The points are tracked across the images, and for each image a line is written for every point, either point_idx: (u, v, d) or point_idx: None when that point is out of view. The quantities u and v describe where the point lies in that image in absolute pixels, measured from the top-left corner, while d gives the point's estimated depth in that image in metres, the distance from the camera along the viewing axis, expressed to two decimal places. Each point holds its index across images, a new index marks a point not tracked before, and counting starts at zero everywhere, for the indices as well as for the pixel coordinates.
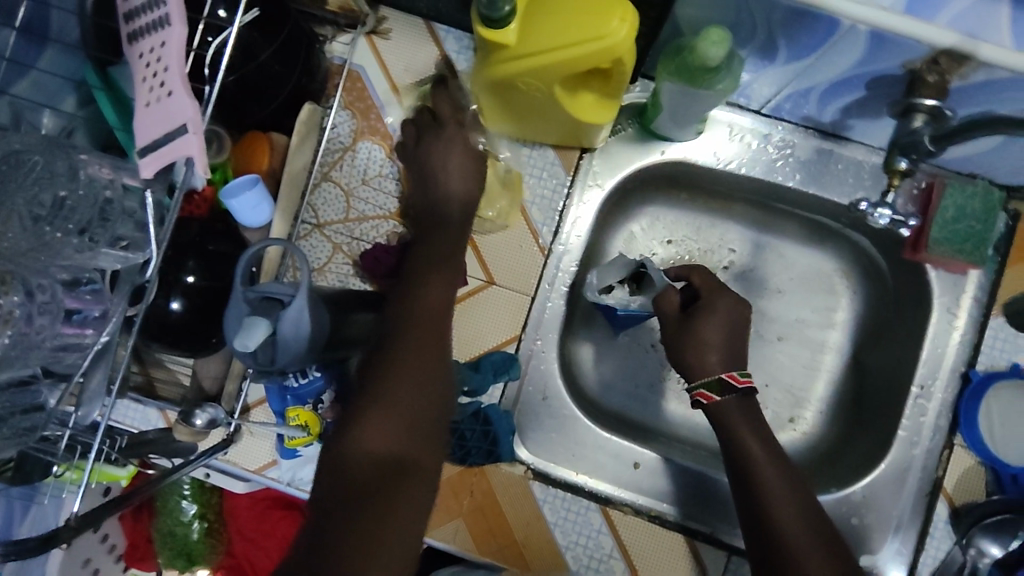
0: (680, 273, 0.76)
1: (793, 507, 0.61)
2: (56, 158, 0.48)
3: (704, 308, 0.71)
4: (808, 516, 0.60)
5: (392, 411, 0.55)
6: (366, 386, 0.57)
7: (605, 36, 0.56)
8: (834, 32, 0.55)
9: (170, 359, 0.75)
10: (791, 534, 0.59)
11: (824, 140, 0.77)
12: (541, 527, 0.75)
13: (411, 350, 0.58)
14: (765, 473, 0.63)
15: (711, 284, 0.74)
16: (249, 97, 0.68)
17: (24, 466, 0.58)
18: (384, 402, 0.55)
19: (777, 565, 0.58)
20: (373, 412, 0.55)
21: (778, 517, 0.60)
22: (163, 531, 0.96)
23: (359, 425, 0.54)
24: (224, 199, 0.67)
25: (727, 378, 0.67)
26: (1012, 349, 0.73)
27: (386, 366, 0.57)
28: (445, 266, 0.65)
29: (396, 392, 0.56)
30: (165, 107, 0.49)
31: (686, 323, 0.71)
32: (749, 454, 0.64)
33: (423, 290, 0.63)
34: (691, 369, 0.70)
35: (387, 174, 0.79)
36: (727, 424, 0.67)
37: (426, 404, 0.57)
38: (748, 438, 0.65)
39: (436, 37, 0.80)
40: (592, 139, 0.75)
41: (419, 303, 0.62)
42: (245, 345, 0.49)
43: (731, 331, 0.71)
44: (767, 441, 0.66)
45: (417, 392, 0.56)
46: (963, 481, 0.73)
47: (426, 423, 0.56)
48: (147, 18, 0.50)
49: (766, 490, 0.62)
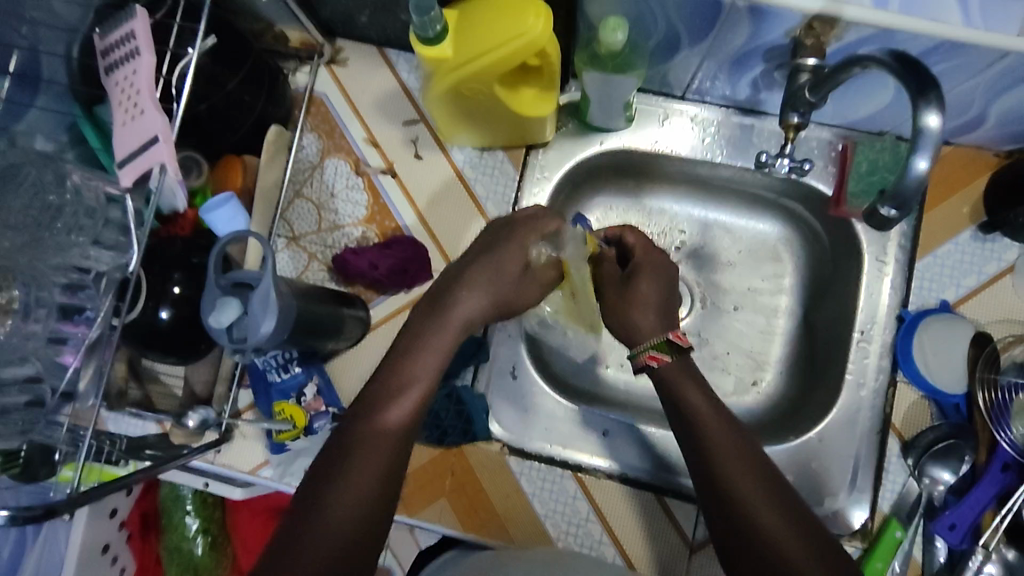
0: (612, 234, 0.79)
1: (747, 461, 0.59)
2: (46, 170, 0.57)
3: (639, 268, 0.75)
4: (761, 470, 0.59)
5: (348, 513, 0.53)
6: (322, 481, 0.54)
7: (523, 32, 0.62)
8: (720, 11, 0.63)
9: (167, 374, 0.81)
10: (744, 489, 0.57)
11: (745, 117, 0.85)
12: (520, 499, 0.79)
13: (377, 459, 0.55)
14: (711, 425, 0.62)
15: (645, 243, 0.77)
16: (221, 125, 0.76)
17: (33, 462, 0.58)
18: (340, 507, 0.53)
19: (734, 526, 0.56)
20: (328, 516, 0.52)
21: (729, 475, 0.58)
22: (170, 547, 1.01)
23: (313, 528, 0.52)
24: (204, 216, 0.73)
25: (674, 337, 0.69)
26: (939, 287, 0.80)
27: (349, 467, 0.55)
28: (430, 368, 0.61)
29: (354, 497, 0.53)
30: (139, 124, 0.59)
31: (627, 287, 0.74)
32: (693, 410, 0.63)
33: (400, 399, 0.59)
34: (637, 337, 0.71)
35: (353, 186, 0.86)
36: (673, 384, 0.66)
37: (381, 507, 0.55)
38: (691, 395, 0.64)
39: (388, 60, 0.88)
40: (537, 134, 0.82)
41: (393, 407, 0.58)
42: (219, 322, 0.58)
43: (667, 288, 0.75)
44: (713, 399, 0.65)
45: (374, 497, 0.54)
46: (909, 414, 0.78)
47: (377, 524, 0.54)
48: (121, 53, 0.60)
49: (715, 444, 0.60)
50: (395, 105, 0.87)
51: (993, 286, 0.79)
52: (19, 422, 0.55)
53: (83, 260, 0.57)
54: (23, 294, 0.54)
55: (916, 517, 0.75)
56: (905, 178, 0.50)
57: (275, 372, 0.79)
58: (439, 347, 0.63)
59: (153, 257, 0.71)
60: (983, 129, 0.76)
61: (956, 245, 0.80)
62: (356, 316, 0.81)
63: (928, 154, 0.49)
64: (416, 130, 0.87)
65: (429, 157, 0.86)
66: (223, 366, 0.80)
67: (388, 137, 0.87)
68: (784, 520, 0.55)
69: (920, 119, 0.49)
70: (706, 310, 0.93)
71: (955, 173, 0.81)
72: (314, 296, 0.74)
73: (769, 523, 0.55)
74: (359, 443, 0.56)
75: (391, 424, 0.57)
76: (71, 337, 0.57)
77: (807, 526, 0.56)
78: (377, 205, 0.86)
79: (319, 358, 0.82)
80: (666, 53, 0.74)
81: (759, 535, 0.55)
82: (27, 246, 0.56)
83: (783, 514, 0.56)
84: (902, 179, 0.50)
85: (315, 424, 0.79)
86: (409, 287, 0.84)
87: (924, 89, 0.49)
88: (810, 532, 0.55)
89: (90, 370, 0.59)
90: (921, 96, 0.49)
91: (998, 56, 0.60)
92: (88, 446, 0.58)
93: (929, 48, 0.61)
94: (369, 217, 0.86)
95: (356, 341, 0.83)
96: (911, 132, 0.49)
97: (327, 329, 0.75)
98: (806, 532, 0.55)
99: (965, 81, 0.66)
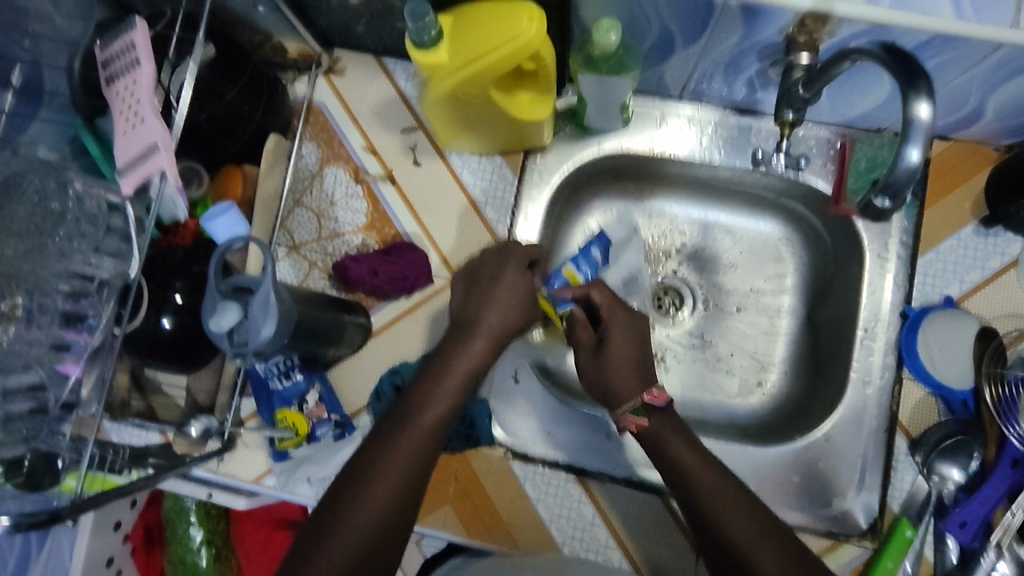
0: (580, 293, 0.74)
1: (736, 504, 0.58)
2: (49, 177, 0.58)
3: (608, 332, 0.71)
4: (754, 509, 0.59)
5: (363, 523, 0.54)
6: (342, 489, 0.56)
7: (517, 35, 0.63)
8: (713, 12, 0.63)
9: (169, 384, 0.80)
10: (738, 532, 0.57)
11: (741, 117, 0.85)
12: (525, 505, 0.79)
13: (395, 470, 0.57)
14: (693, 470, 0.61)
15: (611, 301, 0.73)
16: (221, 135, 0.77)
17: (37, 471, 0.56)
18: (355, 516, 0.54)
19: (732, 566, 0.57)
20: (343, 526, 0.54)
21: (720, 515, 0.58)
22: (175, 560, 1.00)
23: (329, 538, 0.54)
24: (206, 225, 0.73)
25: (649, 400, 0.66)
26: (942, 283, 0.79)
27: (368, 478, 0.56)
28: (456, 378, 0.63)
29: (369, 508, 0.55)
30: (138, 132, 0.60)
31: (600, 355, 0.70)
32: (676, 459, 0.63)
33: (436, 396, 0.62)
34: (616, 400, 0.68)
35: (353, 195, 0.87)
36: (655, 437, 0.65)
37: (397, 519, 0.56)
38: (671, 443, 0.64)
39: (385, 69, 0.88)
40: (535, 138, 0.82)
41: (415, 418, 0.60)
42: (219, 325, 0.58)
43: (639, 344, 0.71)
44: (695, 444, 0.64)
45: (391, 507, 0.56)
46: (916, 412, 0.77)
47: (391, 535, 0.55)
48: (121, 63, 0.61)
49: (702, 492, 0.60)
50: (393, 113, 0.88)
51: (997, 280, 0.79)
52: (24, 429, 0.56)
53: (86, 266, 0.58)
54: (27, 301, 0.56)
55: (926, 515, 0.74)
56: (897, 169, 0.51)
57: (277, 379, 0.79)
58: (466, 359, 0.65)
59: (155, 266, 0.72)
60: (981, 123, 0.76)
61: (958, 240, 0.79)
62: (358, 323, 0.81)
63: (919, 144, 0.50)
64: (414, 137, 0.87)
65: (428, 163, 0.87)
66: (225, 374, 0.80)
67: (387, 145, 0.88)
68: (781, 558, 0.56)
69: (911, 109, 0.49)
70: (709, 311, 0.93)
71: (956, 168, 0.81)
72: (314, 302, 0.74)
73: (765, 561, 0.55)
74: (378, 455, 0.58)
75: (412, 436, 0.59)
76: (75, 344, 0.58)
77: (803, 561, 0.56)
78: (376, 212, 0.86)
79: (321, 365, 0.82)
80: (661, 54, 0.75)
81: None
82: (29, 252, 0.57)
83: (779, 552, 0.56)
84: (891, 170, 0.51)
85: (317, 431, 0.80)
86: (409, 293, 0.84)
87: (914, 81, 0.49)
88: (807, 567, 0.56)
89: (92, 378, 0.60)
90: (911, 87, 0.50)
91: (992, 48, 0.60)
92: (90, 456, 0.58)
93: (923, 41, 0.61)
94: (369, 224, 0.86)
95: (357, 347, 0.83)
96: (902, 122, 0.50)
97: (328, 335, 0.75)
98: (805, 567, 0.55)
99: (960, 75, 0.66)
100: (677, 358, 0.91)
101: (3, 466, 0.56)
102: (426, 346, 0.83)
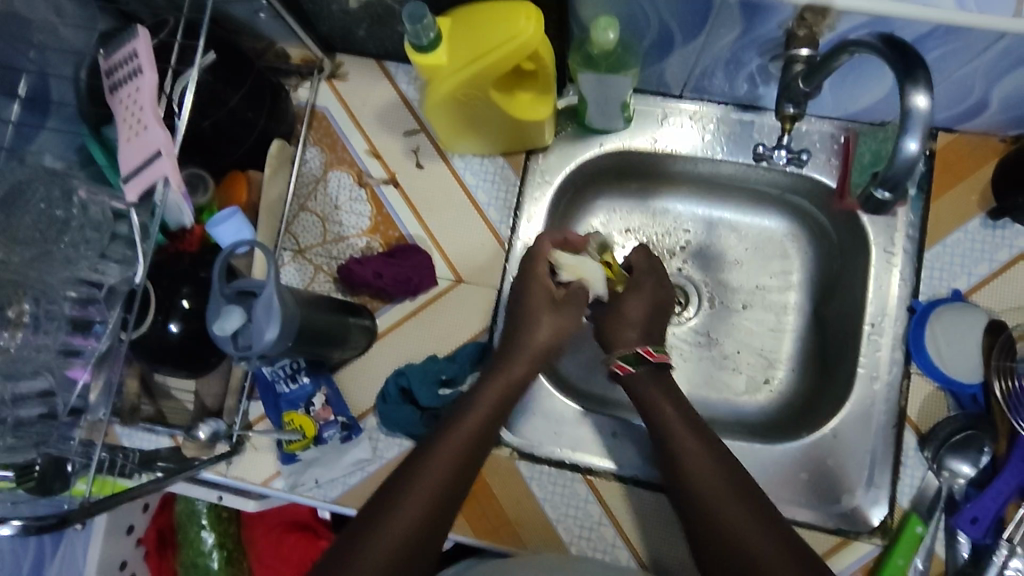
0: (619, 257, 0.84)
1: (727, 487, 0.64)
2: (54, 186, 0.60)
3: (629, 288, 0.79)
4: (743, 493, 0.63)
5: (400, 532, 0.59)
6: (384, 492, 0.63)
7: (516, 35, 0.63)
8: (711, 8, 0.63)
9: (178, 389, 0.81)
10: (730, 510, 0.62)
11: (744, 113, 0.85)
12: (531, 504, 0.79)
13: (430, 483, 0.63)
14: (692, 455, 0.66)
15: (645, 265, 0.82)
16: (224, 141, 0.78)
17: (48, 476, 0.56)
18: (393, 523, 0.60)
19: (725, 547, 0.60)
20: (381, 530, 0.59)
21: (715, 501, 0.63)
22: (187, 564, 1.01)
23: (366, 541, 0.59)
24: (212, 231, 0.75)
25: (642, 351, 0.74)
26: (950, 276, 0.78)
27: (407, 487, 0.62)
28: (493, 397, 0.70)
29: (406, 516, 0.60)
30: (142, 139, 0.61)
31: (614, 300, 0.79)
32: (677, 438, 0.68)
33: (480, 408, 0.69)
34: (612, 342, 0.77)
35: (357, 198, 0.87)
36: (649, 398, 0.72)
37: (428, 529, 0.61)
38: (665, 413, 0.70)
39: (387, 73, 0.89)
40: (538, 139, 0.83)
41: (456, 428, 0.67)
42: (223, 329, 0.59)
43: (654, 312, 0.79)
44: (694, 426, 0.69)
45: (423, 517, 0.61)
46: (925, 407, 0.76)
47: (423, 543, 0.61)
48: (125, 71, 0.62)
49: (703, 481, 0.64)
50: (395, 116, 0.88)
51: (1006, 273, 0.78)
52: (33, 435, 0.56)
53: (92, 273, 0.60)
54: (33, 309, 0.57)
55: (937, 511, 0.73)
56: (897, 158, 0.51)
57: (284, 382, 0.80)
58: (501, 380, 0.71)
59: (161, 272, 0.72)
60: (986, 115, 0.75)
61: (966, 233, 0.79)
62: (362, 326, 0.81)
63: (918, 135, 0.50)
64: (416, 139, 0.88)
65: (430, 166, 0.87)
66: (232, 377, 0.81)
67: (389, 148, 0.88)
68: (772, 540, 0.59)
69: (910, 100, 0.49)
70: (715, 309, 0.92)
71: (963, 160, 0.80)
72: (319, 305, 0.74)
73: (757, 543, 0.59)
74: (415, 468, 0.64)
75: (446, 455, 0.65)
76: (83, 349, 0.59)
77: (794, 547, 0.59)
78: (380, 215, 0.87)
79: (327, 368, 0.83)
80: (660, 52, 0.75)
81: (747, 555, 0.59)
82: (36, 259, 0.58)
83: (771, 536, 0.60)
84: (892, 159, 0.52)
85: (323, 434, 0.80)
86: (414, 295, 0.84)
87: (912, 72, 0.49)
88: (799, 552, 0.59)
89: (100, 382, 0.60)
90: (909, 78, 0.49)
91: (994, 38, 0.59)
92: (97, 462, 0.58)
93: (925, 33, 0.61)
94: (373, 227, 0.87)
95: (363, 349, 0.83)
96: (902, 113, 0.50)
97: (332, 337, 0.75)
98: (789, 547, 0.59)
99: (962, 66, 0.65)
100: (683, 356, 0.91)
101: (14, 471, 0.55)
102: (432, 347, 0.84)
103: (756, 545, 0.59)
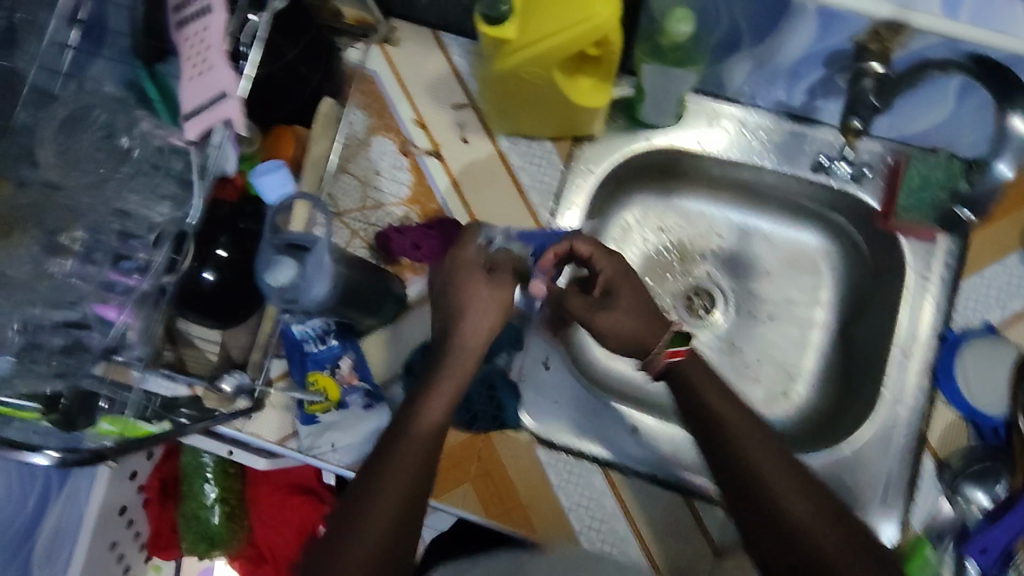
0: (560, 251, 0.71)
1: (778, 461, 0.58)
2: (117, 115, 0.61)
3: (610, 280, 0.71)
4: (790, 469, 0.58)
5: (386, 510, 0.57)
6: (374, 459, 0.59)
7: (591, 16, 0.62)
8: (785, 10, 0.63)
9: (201, 338, 0.77)
10: (781, 488, 0.57)
11: (796, 124, 0.85)
12: (546, 490, 0.78)
13: (413, 447, 0.60)
14: (736, 423, 0.61)
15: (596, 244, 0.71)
16: (279, 95, 0.78)
17: (73, 411, 0.58)
18: (386, 493, 0.57)
19: (766, 518, 0.56)
20: (373, 500, 0.57)
21: (766, 473, 0.58)
22: (188, 516, 1.00)
23: (359, 512, 0.56)
24: (254, 181, 0.74)
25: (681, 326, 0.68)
26: (984, 309, 0.79)
27: (395, 448, 0.59)
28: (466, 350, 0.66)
29: (396, 483, 0.58)
30: (206, 79, 0.59)
31: (599, 305, 0.70)
32: (721, 418, 0.62)
33: (446, 373, 0.64)
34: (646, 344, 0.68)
35: (400, 166, 0.87)
36: (688, 375, 0.65)
37: (415, 500, 0.58)
38: (706, 386, 0.64)
39: (441, 44, 0.88)
40: (588, 126, 0.82)
41: (435, 389, 0.63)
42: (274, 280, 0.59)
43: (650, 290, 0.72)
44: (729, 391, 0.64)
45: (413, 485, 0.58)
46: (946, 434, 0.77)
47: (413, 515, 0.58)
48: (192, 8, 0.61)
49: (753, 451, 0.59)
50: (445, 89, 0.87)
51: None
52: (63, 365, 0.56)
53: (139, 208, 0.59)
54: (85, 238, 0.58)
55: (948, 539, 0.74)
56: None
57: (312, 342, 0.78)
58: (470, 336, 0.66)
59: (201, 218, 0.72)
60: None
61: (1005, 267, 0.79)
62: (395, 295, 0.81)
63: None
64: (464, 114, 0.87)
65: (476, 141, 0.87)
66: (260, 332, 0.79)
67: (436, 119, 0.87)
68: (818, 510, 0.56)
69: None
70: (742, 317, 0.93)
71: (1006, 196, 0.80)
72: (358, 267, 0.74)
73: (803, 512, 0.56)
74: (402, 431, 0.60)
75: (433, 412, 0.62)
76: (119, 284, 0.57)
77: (838, 515, 0.56)
78: (421, 187, 0.86)
79: (354, 333, 0.82)
80: (725, 52, 0.75)
81: (798, 534, 0.55)
82: (89, 186, 0.59)
83: (818, 510, 0.56)
84: None
85: (346, 398, 0.80)
86: None
87: None
88: (844, 522, 0.56)
89: (136, 323, 0.57)
90: None
91: None
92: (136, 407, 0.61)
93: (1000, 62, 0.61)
94: (413, 197, 0.86)
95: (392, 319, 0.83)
96: None
97: (368, 302, 0.75)
98: (834, 516, 0.56)
99: None
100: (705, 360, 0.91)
101: (40, 403, 0.57)
102: None
103: (803, 514, 0.55)
